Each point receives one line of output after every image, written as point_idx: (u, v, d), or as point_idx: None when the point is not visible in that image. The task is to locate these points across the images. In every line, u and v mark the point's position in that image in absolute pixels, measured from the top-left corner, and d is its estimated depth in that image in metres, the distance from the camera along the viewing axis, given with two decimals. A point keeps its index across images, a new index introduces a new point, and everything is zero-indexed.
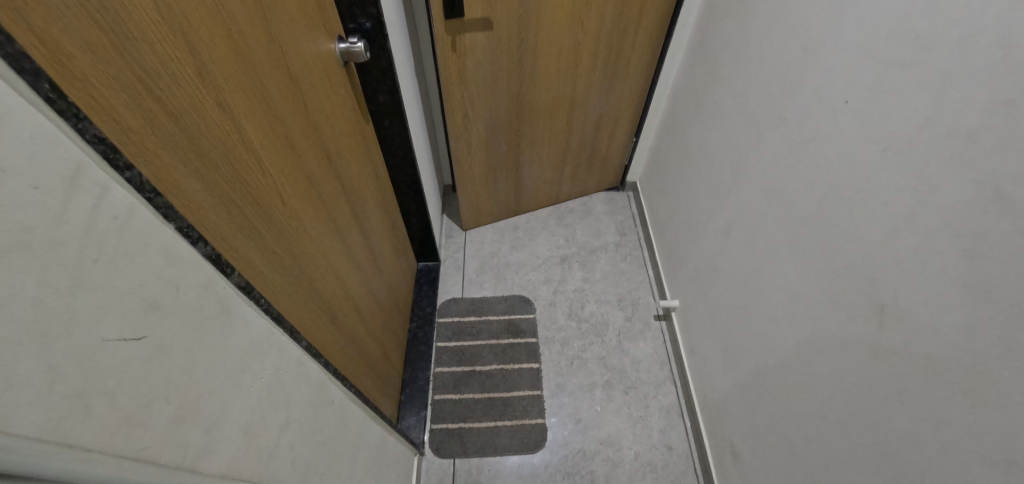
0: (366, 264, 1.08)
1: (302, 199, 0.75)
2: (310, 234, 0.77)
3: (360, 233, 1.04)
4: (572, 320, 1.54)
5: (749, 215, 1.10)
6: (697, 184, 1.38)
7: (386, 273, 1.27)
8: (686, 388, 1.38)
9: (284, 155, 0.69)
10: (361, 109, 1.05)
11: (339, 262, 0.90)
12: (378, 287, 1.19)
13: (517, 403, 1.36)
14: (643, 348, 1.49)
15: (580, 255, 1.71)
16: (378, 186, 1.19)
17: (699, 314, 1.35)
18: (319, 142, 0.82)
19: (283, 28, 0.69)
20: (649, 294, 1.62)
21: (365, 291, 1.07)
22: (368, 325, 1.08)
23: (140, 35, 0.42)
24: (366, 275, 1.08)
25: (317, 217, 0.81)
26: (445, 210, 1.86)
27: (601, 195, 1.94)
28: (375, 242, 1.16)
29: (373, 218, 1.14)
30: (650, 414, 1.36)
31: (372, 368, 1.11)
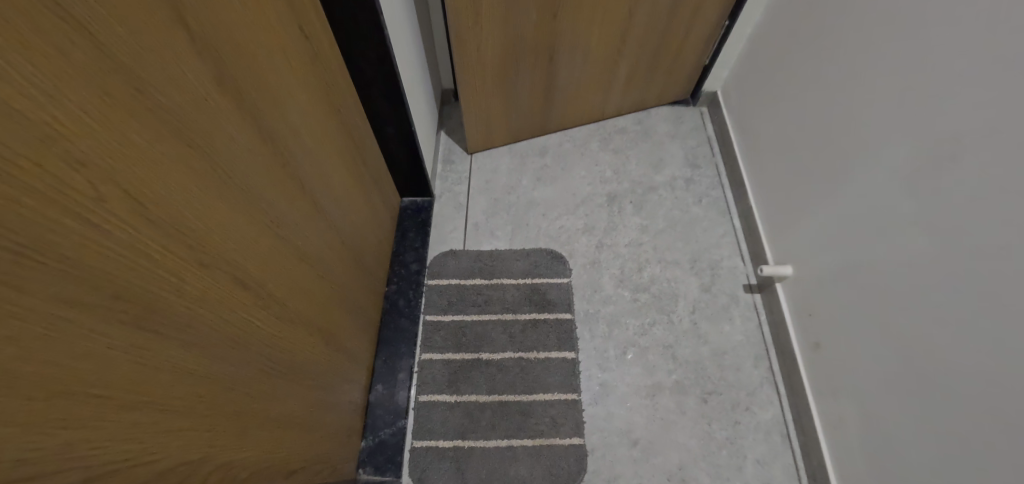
0: (271, 202, 0.56)
1: (147, 158, 0.36)
2: (177, 222, 0.40)
3: (245, 136, 0.51)
4: (624, 289, 1.05)
5: (1013, 120, 0.54)
6: (841, 82, 0.82)
7: (332, 217, 0.75)
8: (801, 399, 0.92)
9: (80, 60, 0.29)
10: None
11: (163, 190, 0.38)
12: (311, 243, 0.68)
13: (542, 413, 0.91)
14: (729, 335, 1.00)
15: (633, 195, 1.19)
16: (303, 56, 0.64)
17: (839, 293, 0.84)
18: (184, 36, 0.41)
19: None
20: (736, 253, 1.11)
21: (273, 250, 0.56)
22: (281, 313, 0.59)
23: None
24: (274, 223, 0.57)
25: (194, 187, 0.42)
26: (441, 125, 1.31)
27: (663, 110, 1.36)
28: (298, 161, 0.64)
29: (288, 112, 0.61)
30: (741, 436, 0.91)
31: (301, 378, 0.65)
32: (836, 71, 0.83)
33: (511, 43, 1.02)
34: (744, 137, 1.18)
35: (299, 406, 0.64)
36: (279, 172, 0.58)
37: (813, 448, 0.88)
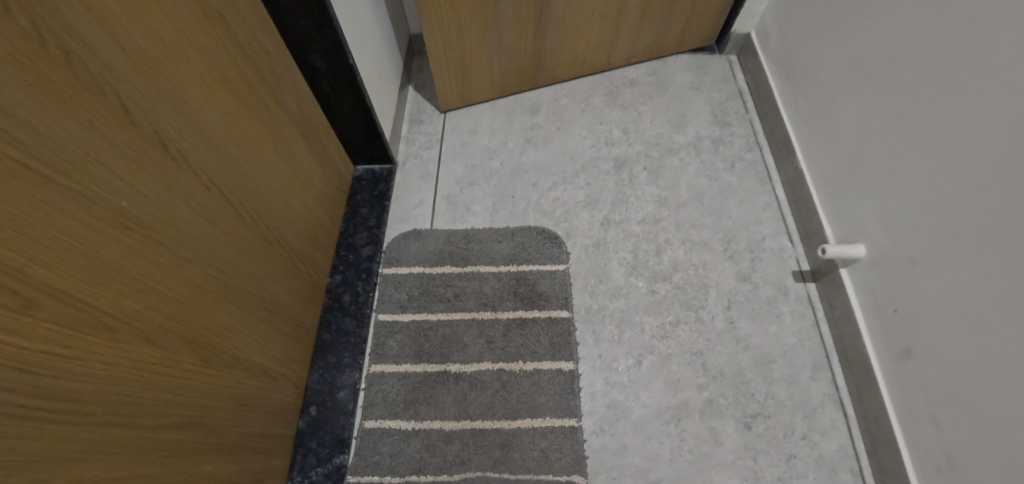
0: (39, 135, 0.32)
1: None
2: None
3: None
4: (638, 279, 0.80)
5: None
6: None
7: (209, 173, 0.51)
8: (881, 426, 0.67)
9: None
10: None
11: None
12: (152, 203, 0.43)
13: (530, 444, 0.67)
14: (778, 338, 0.76)
15: (648, 159, 0.94)
16: None
17: (945, 281, 0.59)
18: None
19: None
20: (780, 231, 0.86)
21: (26, 207, 0.31)
22: (69, 317, 0.34)
23: None
24: (47, 165, 0.33)
25: None
26: (408, 77, 1.06)
27: (683, 59, 1.11)
28: (115, 71, 0.39)
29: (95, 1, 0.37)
30: (798, 476, 0.67)
31: (137, 420, 0.40)
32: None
33: None
34: (790, 86, 0.92)
35: (136, 462, 0.40)
36: (49, 74, 0.33)
37: None
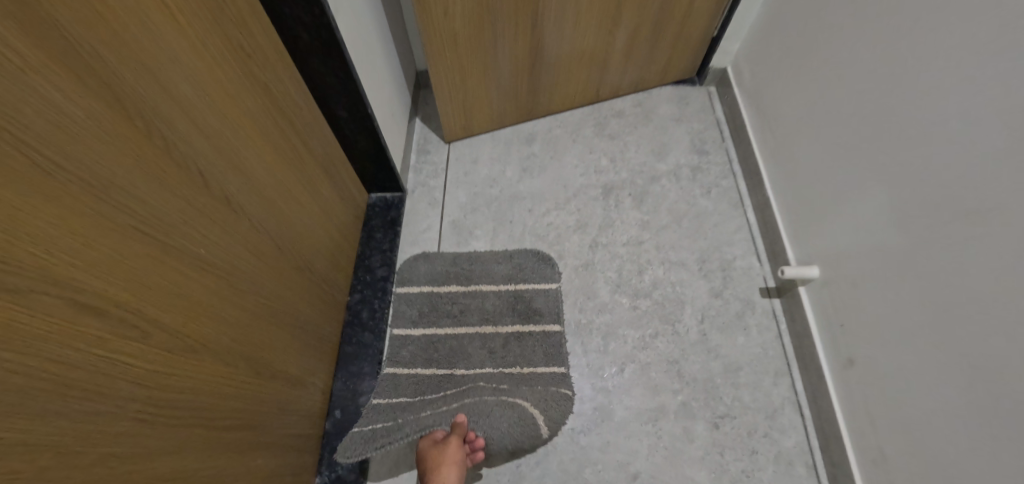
0: (156, 211, 0.44)
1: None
2: (37, 285, 0.32)
3: (123, 145, 0.40)
4: (622, 295, 0.91)
5: None
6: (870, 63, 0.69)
7: (261, 220, 0.62)
8: (830, 425, 0.77)
9: None
10: None
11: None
12: (223, 250, 0.54)
13: (526, 430, 0.77)
14: (745, 348, 0.87)
15: (633, 186, 1.04)
16: (220, 41, 0.52)
17: (878, 301, 0.69)
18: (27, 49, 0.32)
19: None
20: (750, 252, 0.97)
21: (146, 264, 0.42)
22: (170, 344, 0.45)
23: None
24: (160, 231, 0.44)
25: (60, 234, 0.34)
26: (416, 110, 1.17)
27: (666, 91, 1.21)
28: (201, 152, 0.50)
29: (189, 101, 0.48)
30: (759, 469, 0.77)
31: (210, 423, 0.51)
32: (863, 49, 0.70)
33: (486, 10, 0.86)
34: (759, 120, 1.03)
35: (211, 456, 0.51)
36: (163, 163, 0.45)
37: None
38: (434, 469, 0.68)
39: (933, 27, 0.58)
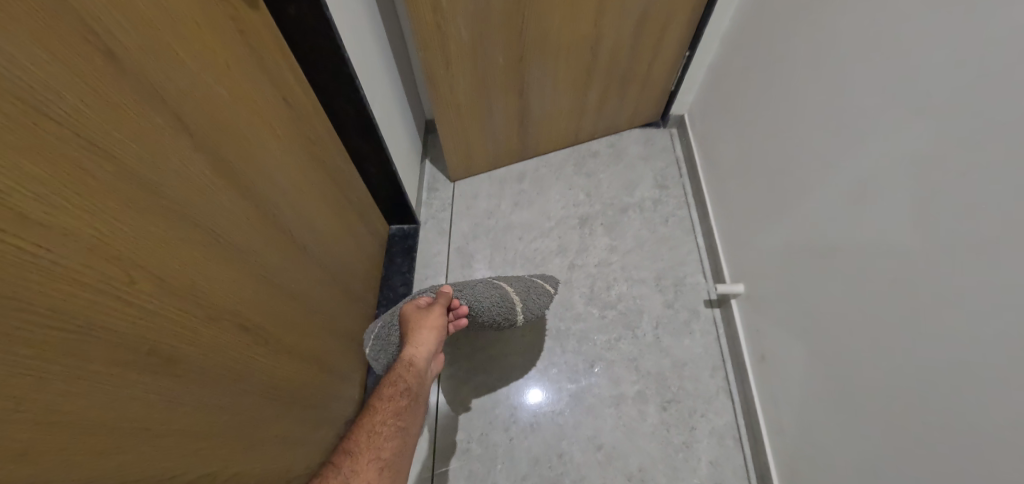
0: (279, 267, 0.69)
1: (217, 283, 0.55)
2: (230, 318, 0.57)
3: (264, 230, 0.66)
4: (593, 307, 1.14)
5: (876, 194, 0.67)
6: (777, 136, 0.93)
7: (326, 263, 0.88)
8: (750, 407, 1.00)
9: (187, 245, 0.50)
10: (260, 38, 0.65)
11: (221, 292, 0.56)
12: (307, 287, 0.79)
13: (506, 312, 0.88)
14: (690, 348, 1.10)
15: (605, 216, 1.28)
16: (307, 149, 0.79)
17: (780, 313, 0.92)
18: (231, 189, 0.58)
19: (142, 59, 0.45)
20: (698, 270, 1.20)
21: (273, 301, 0.68)
22: (280, 351, 0.70)
23: None
24: (280, 280, 0.70)
25: (240, 286, 0.59)
26: (426, 153, 1.40)
27: (635, 133, 1.44)
28: (297, 224, 0.76)
29: (291, 191, 0.74)
30: (696, 440, 1.00)
31: (297, 404, 0.75)
32: (772, 126, 0.94)
33: (484, 83, 1.09)
34: (706, 161, 1.26)
35: (297, 426, 0.75)
36: (281, 236, 0.71)
37: (760, 451, 0.97)
38: (416, 331, 0.77)
39: (810, 118, 0.81)
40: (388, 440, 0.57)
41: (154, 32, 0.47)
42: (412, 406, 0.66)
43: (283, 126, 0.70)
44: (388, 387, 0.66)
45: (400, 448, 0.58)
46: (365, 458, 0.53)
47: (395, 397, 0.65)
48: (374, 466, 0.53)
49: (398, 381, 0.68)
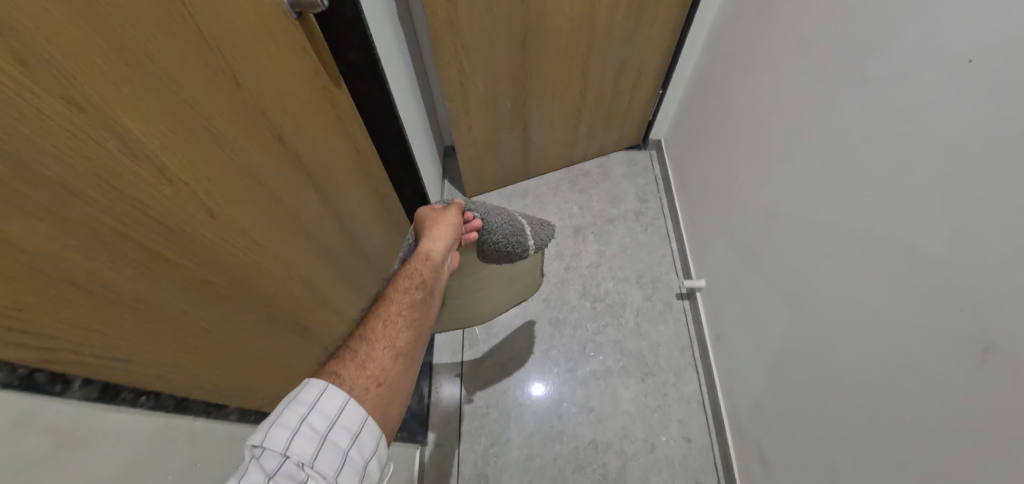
0: (357, 272, 0.97)
1: (327, 283, 0.83)
2: (332, 306, 0.85)
3: (349, 246, 0.94)
4: (585, 300, 1.41)
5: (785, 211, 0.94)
6: (725, 165, 1.20)
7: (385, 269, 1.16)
8: (710, 377, 1.26)
9: (315, 258, 0.78)
10: (348, 113, 0.92)
11: (329, 290, 0.84)
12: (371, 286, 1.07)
13: (517, 230, 0.92)
14: (664, 332, 1.36)
15: (595, 226, 1.54)
16: (372, 184, 1.07)
17: (729, 301, 1.19)
18: (333, 220, 0.86)
19: (297, 146, 0.73)
20: (671, 270, 1.46)
21: (353, 296, 0.95)
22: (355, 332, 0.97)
23: (210, 246, 0.52)
24: (358, 281, 0.98)
25: (336, 285, 0.87)
26: (445, 175, 1.67)
27: (620, 155, 1.71)
28: (368, 240, 1.04)
29: (363, 217, 1.02)
30: (667, 404, 1.26)
31: None
32: (723, 157, 1.22)
33: (494, 121, 1.36)
34: (678, 179, 1.53)
35: None
36: (358, 250, 0.99)
37: (716, 411, 1.22)
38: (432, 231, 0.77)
39: (749, 152, 1.08)
40: (402, 330, 0.57)
41: (302, 128, 0.75)
42: (428, 297, 0.65)
43: (358, 172, 0.98)
44: (405, 279, 0.66)
45: (416, 337, 0.59)
46: (381, 344, 0.54)
47: (411, 289, 0.64)
48: (390, 354, 0.54)
49: (412, 275, 0.67)
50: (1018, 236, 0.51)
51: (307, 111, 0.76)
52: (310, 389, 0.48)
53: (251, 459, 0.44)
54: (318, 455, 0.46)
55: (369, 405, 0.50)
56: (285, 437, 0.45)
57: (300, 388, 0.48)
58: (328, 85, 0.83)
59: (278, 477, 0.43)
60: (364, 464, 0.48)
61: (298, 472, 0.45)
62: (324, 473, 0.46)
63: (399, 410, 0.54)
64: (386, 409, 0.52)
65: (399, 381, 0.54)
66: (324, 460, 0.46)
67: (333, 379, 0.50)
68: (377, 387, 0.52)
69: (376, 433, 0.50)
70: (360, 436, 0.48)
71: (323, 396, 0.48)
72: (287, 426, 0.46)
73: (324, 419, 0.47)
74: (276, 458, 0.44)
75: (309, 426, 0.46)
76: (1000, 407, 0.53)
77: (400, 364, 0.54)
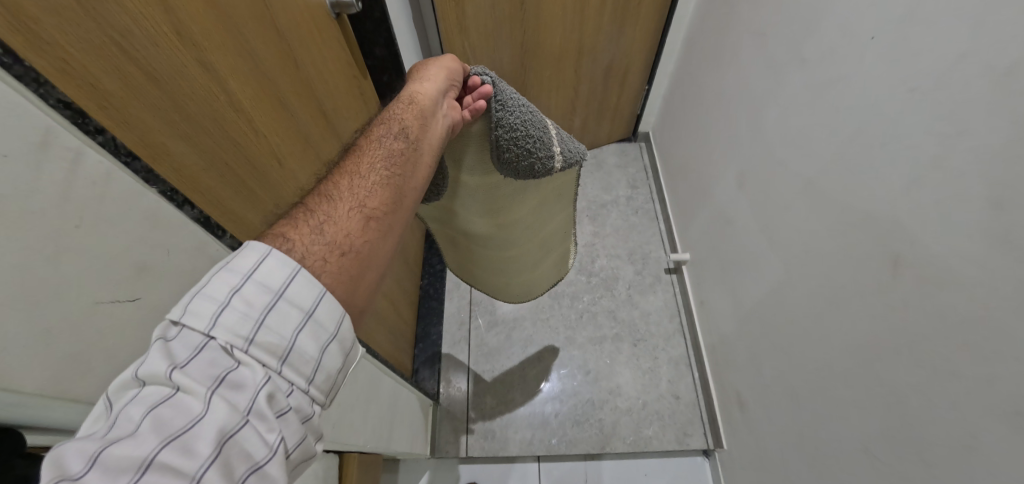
0: None
1: None
2: None
3: None
4: (582, 275, 1.55)
5: (751, 180, 1.08)
6: (703, 147, 1.34)
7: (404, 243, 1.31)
8: (695, 340, 1.39)
9: None
10: (373, 99, 1.07)
11: None
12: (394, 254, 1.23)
13: (538, 126, 0.73)
14: (654, 302, 1.49)
15: (589, 210, 1.69)
16: None
17: (710, 268, 1.32)
18: None
19: (340, 117, 0.89)
20: (660, 248, 1.59)
21: None
22: (385, 289, 1.15)
23: (279, 182, 0.68)
24: None
25: None
26: None
27: (612, 148, 1.86)
28: None
29: None
30: (657, 365, 1.39)
31: (388, 328, 1.16)
32: (700, 140, 1.37)
33: None
34: (664, 166, 1.67)
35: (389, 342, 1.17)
36: None
37: (701, 369, 1.34)
38: (424, 68, 0.62)
39: (721, 133, 1.23)
40: (374, 190, 0.46)
41: (343, 104, 0.90)
42: (412, 157, 0.52)
43: None
44: (381, 129, 0.53)
45: (394, 202, 0.48)
46: (345, 206, 0.44)
47: (386, 139, 0.52)
48: (357, 217, 0.44)
49: (395, 120, 0.54)
50: (904, 171, 0.66)
51: (346, 89, 0.92)
52: (249, 252, 0.38)
53: (160, 339, 0.34)
54: (255, 339, 0.36)
55: (327, 278, 0.40)
56: (212, 311, 0.35)
57: (235, 251, 0.38)
58: (361, 76, 0.99)
59: (195, 363, 0.33)
60: (322, 350, 0.39)
61: (226, 357, 0.35)
62: (263, 361, 0.36)
63: (369, 286, 0.44)
64: (354, 278, 0.42)
65: (367, 252, 0.43)
66: (264, 345, 0.36)
67: (281, 243, 0.40)
68: (338, 257, 0.42)
69: (337, 312, 0.40)
70: (316, 314, 0.39)
71: (264, 262, 0.38)
72: (214, 298, 0.36)
73: (267, 292, 0.37)
74: (196, 339, 0.34)
75: (245, 299, 0.36)
76: (908, 305, 0.66)
77: (371, 229, 0.44)
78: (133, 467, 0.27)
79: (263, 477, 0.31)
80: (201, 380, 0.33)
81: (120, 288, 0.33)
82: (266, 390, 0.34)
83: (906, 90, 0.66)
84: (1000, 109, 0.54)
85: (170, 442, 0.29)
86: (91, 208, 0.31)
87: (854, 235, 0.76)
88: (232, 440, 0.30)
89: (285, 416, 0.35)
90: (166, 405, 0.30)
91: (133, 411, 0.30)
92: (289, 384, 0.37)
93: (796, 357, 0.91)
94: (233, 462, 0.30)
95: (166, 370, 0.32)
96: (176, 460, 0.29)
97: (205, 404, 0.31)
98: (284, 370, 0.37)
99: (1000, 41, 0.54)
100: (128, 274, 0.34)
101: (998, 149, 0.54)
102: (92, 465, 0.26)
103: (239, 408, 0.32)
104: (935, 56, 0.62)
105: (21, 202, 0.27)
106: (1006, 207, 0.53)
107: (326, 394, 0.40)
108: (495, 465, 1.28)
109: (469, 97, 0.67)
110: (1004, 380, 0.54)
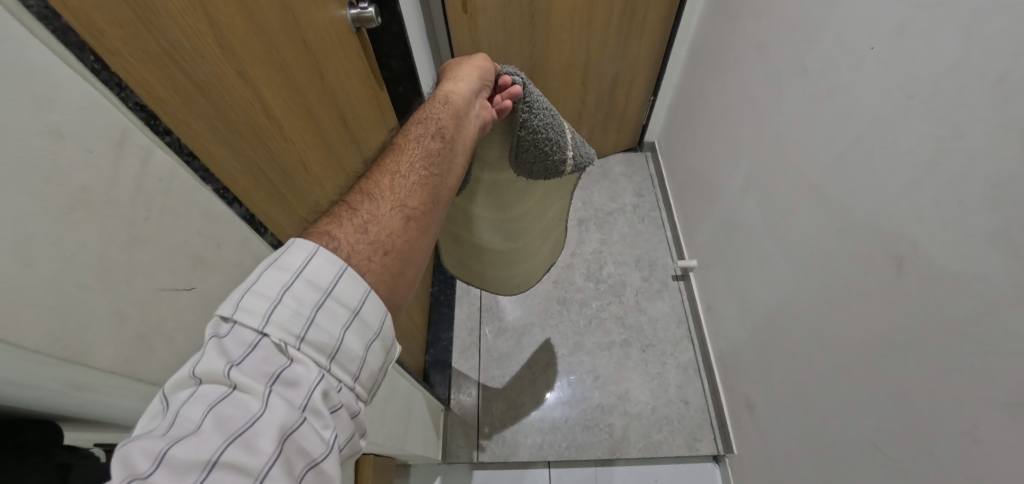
0: None
1: None
2: None
3: None
4: (590, 282, 1.57)
5: (756, 186, 1.11)
6: (708, 155, 1.38)
7: None
8: (703, 345, 1.40)
9: None
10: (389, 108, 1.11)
11: None
12: None
13: (557, 129, 0.76)
14: (661, 309, 1.51)
15: (597, 218, 1.72)
16: None
17: (717, 274, 1.34)
18: None
19: (359, 124, 0.92)
20: (667, 255, 1.62)
21: None
22: None
23: (308, 182, 0.72)
24: None
25: None
26: None
27: (618, 157, 1.89)
28: None
29: None
30: (666, 370, 1.40)
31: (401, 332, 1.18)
32: (705, 147, 1.40)
33: None
34: (670, 174, 1.70)
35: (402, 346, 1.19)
36: None
37: (710, 374, 1.35)
38: (458, 68, 0.66)
39: (725, 141, 1.26)
40: (412, 190, 0.49)
41: (363, 112, 0.94)
42: (446, 159, 0.55)
43: None
44: (416, 129, 0.56)
45: (430, 203, 0.50)
46: (387, 205, 0.47)
47: (422, 141, 0.55)
48: (397, 217, 0.46)
49: (431, 121, 0.57)
50: (902, 175, 0.69)
51: (365, 97, 0.95)
52: (297, 252, 0.41)
53: (215, 336, 0.36)
54: (306, 336, 0.38)
55: (371, 276, 0.43)
56: (265, 308, 0.38)
57: (284, 249, 0.41)
58: (379, 88, 1.03)
59: (250, 360, 0.36)
60: (366, 346, 0.41)
61: (279, 354, 0.37)
62: (314, 358, 0.38)
63: (409, 282, 0.47)
64: (395, 274, 0.45)
65: (407, 252, 0.46)
66: (314, 343, 0.39)
67: (326, 242, 0.43)
68: (381, 256, 0.44)
69: (381, 310, 0.43)
70: (362, 312, 0.41)
71: (312, 260, 0.40)
72: (267, 295, 0.38)
73: (315, 290, 0.40)
74: (249, 337, 0.37)
75: (296, 298, 0.39)
76: (908, 304, 0.68)
77: (411, 228, 0.47)
78: (201, 465, 0.29)
79: (320, 472, 0.34)
80: (258, 378, 0.35)
81: (174, 272, 0.38)
82: (320, 388, 0.37)
83: (902, 97, 0.69)
84: (991, 116, 0.57)
85: (234, 440, 0.31)
86: (156, 199, 0.36)
87: (856, 238, 0.78)
88: (293, 436, 0.33)
89: (338, 413, 0.37)
90: (226, 404, 0.33)
91: (195, 407, 0.32)
92: (338, 381, 0.39)
93: (803, 358, 0.93)
94: (293, 459, 0.32)
95: (223, 369, 0.34)
96: (242, 458, 0.31)
97: (263, 402, 0.33)
98: (332, 368, 0.39)
99: (990, 51, 0.57)
100: (181, 260, 0.38)
101: (990, 153, 0.57)
102: (158, 464, 0.28)
103: (296, 404, 0.35)
104: (929, 65, 0.65)
105: (103, 199, 0.32)
106: (1000, 208, 0.56)
107: (369, 390, 0.43)
108: (506, 470, 1.29)
109: (499, 95, 0.70)
110: (1003, 374, 0.55)
